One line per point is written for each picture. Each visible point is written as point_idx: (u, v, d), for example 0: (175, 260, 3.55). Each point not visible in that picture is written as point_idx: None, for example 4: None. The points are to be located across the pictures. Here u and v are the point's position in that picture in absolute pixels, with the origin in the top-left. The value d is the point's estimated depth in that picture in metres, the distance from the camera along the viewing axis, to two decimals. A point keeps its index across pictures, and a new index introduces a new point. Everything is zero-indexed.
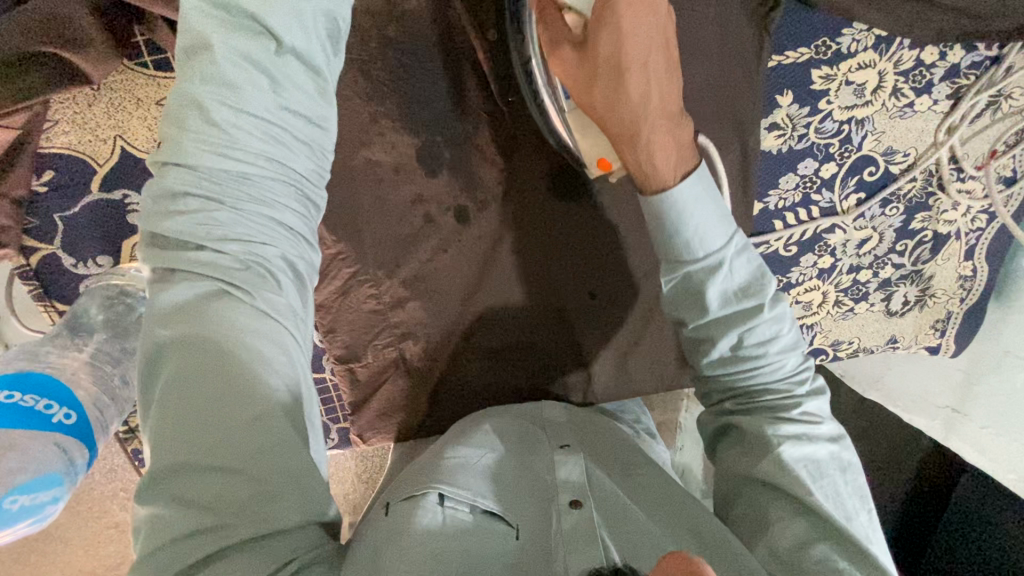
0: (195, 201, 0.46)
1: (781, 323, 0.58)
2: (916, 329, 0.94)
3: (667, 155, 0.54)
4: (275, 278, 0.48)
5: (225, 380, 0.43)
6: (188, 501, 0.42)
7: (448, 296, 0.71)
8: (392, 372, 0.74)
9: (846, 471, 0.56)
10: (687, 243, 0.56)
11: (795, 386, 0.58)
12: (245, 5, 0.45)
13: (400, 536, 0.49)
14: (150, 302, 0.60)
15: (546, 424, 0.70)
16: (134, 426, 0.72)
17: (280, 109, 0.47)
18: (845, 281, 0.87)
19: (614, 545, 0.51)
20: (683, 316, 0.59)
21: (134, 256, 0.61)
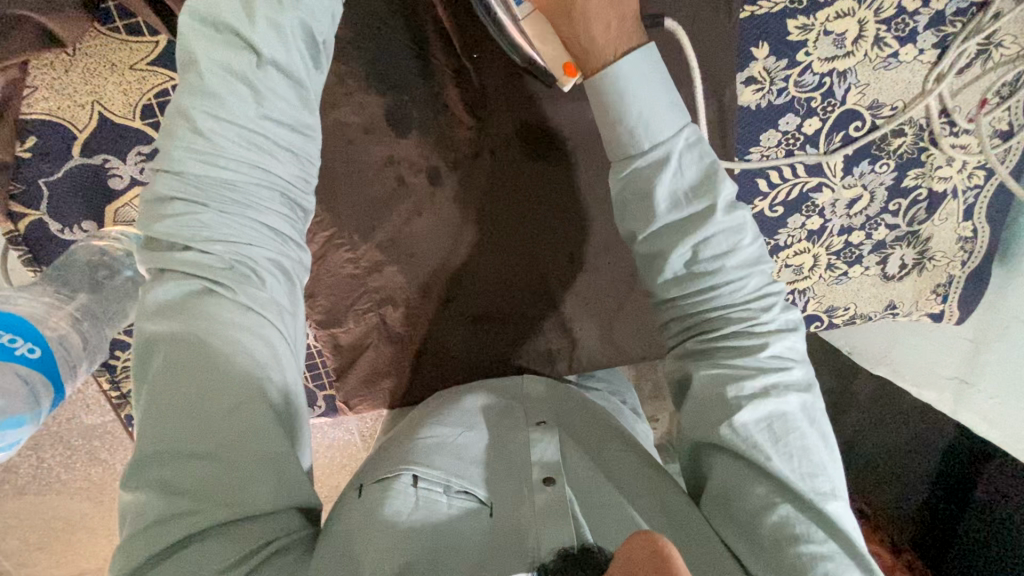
0: (184, 206, 0.48)
1: (740, 234, 0.54)
2: (915, 294, 0.92)
3: (605, 27, 0.53)
4: (258, 276, 0.49)
5: (207, 372, 0.44)
6: (170, 488, 0.43)
7: (426, 259, 0.72)
8: (374, 337, 0.75)
9: (811, 416, 0.52)
10: (631, 132, 0.54)
11: (756, 305, 0.54)
12: (229, 20, 0.47)
13: (369, 519, 0.49)
14: (131, 266, 0.63)
15: (523, 397, 0.67)
16: (126, 393, 0.74)
17: (262, 117, 0.49)
18: (837, 243, 0.85)
19: (589, 527, 0.51)
20: (632, 224, 0.55)
21: (117, 221, 0.63)
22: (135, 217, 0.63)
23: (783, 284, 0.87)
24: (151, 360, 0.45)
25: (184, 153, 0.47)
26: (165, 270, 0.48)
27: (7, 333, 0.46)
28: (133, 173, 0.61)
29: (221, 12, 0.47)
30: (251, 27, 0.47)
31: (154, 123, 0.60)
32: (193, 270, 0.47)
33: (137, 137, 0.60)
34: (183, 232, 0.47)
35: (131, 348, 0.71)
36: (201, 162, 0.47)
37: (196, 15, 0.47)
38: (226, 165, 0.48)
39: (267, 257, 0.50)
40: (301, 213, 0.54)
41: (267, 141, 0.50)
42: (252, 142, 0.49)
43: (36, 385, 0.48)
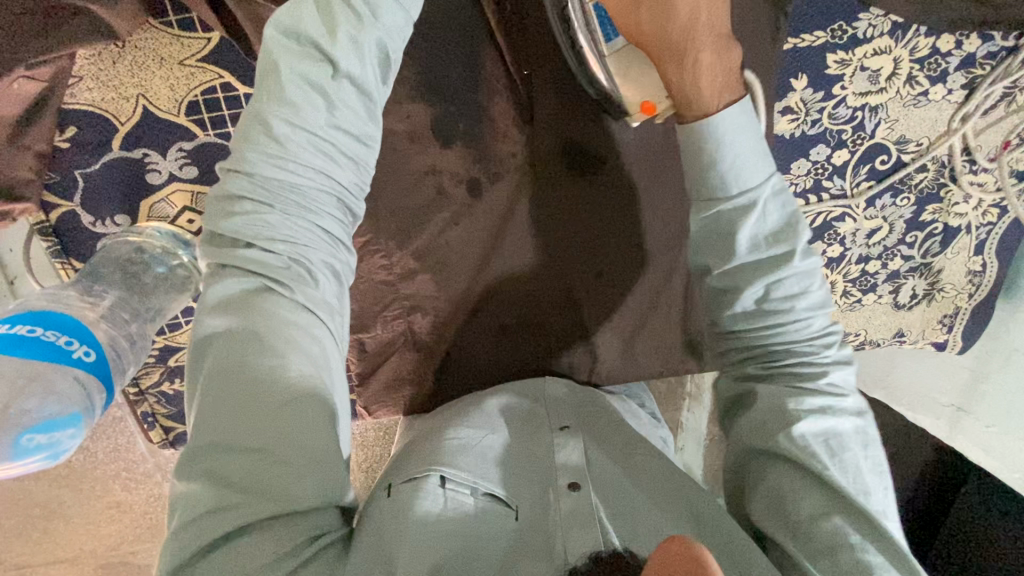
0: (250, 206, 0.48)
1: (813, 277, 0.55)
2: (923, 323, 0.94)
3: (713, 77, 0.53)
4: (313, 278, 0.50)
5: (268, 368, 0.45)
6: (223, 479, 0.43)
7: (458, 269, 0.72)
8: (399, 344, 0.75)
9: (865, 445, 0.52)
10: (723, 178, 0.53)
11: (822, 351, 0.55)
12: (313, 35, 0.49)
13: (404, 520, 0.48)
14: (165, 262, 0.62)
15: (547, 400, 0.68)
16: (144, 389, 0.73)
17: (331, 125, 0.50)
18: (853, 271, 0.87)
19: (614, 529, 0.50)
20: (710, 260, 0.55)
21: (151, 217, 0.62)
22: (170, 214, 0.62)
23: None
24: (211, 352, 0.46)
25: (256, 153, 0.48)
26: (226, 266, 0.48)
27: (64, 335, 0.47)
28: (172, 169, 0.60)
29: (306, 27, 0.49)
30: (333, 41, 0.49)
31: (199, 120, 0.59)
32: (253, 268, 0.47)
33: (180, 133, 0.59)
34: (246, 230, 0.48)
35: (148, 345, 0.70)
36: (270, 161, 0.48)
37: (281, 28, 0.49)
38: (293, 168, 0.48)
39: (322, 259, 0.50)
40: (351, 219, 0.54)
41: (331, 148, 0.50)
42: (319, 147, 0.49)
43: (91, 386, 0.48)
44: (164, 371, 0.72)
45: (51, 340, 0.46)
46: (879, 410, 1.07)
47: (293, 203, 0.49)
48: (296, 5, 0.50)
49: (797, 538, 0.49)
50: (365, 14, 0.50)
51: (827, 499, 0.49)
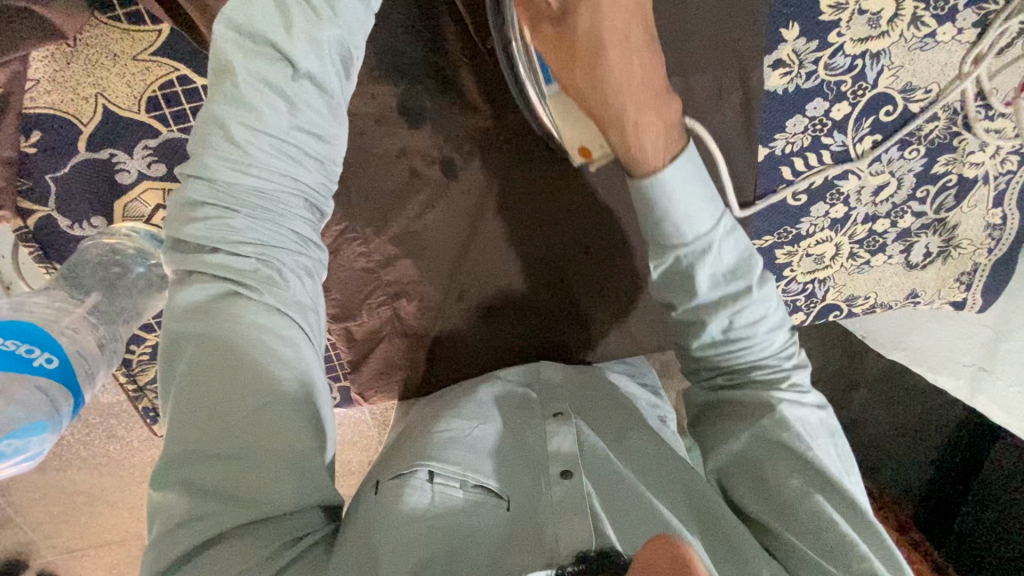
0: (215, 211, 0.48)
1: (769, 303, 0.56)
2: (939, 282, 0.90)
3: (656, 137, 0.53)
4: (283, 279, 0.49)
5: (240, 373, 0.44)
6: (196, 489, 0.43)
7: (440, 252, 0.70)
8: (386, 331, 0.75)
9: (836, 435, 0.55)
10: (677, 226, 0.54)
11: (785, 362, 0.57)
12: (268, 33, 0.47)
13: (389, 518, 0.47)
14: (144, 262, 0.63)
15: (544, 386, 0.67)
16: (142, 385, 0.74)
17: (294, 127, 0.49)
18: (860, 231, 0.82)
19: (611, 527, 0.47)
20: (674, 301, 0.57)
21: (126, 217, 0.62)
22: (144, 213, 0.62)
23: (803, 274, 0.84)
24: (182, 357, 0.45)
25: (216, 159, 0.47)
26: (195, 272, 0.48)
27: (25, 343, 0.47)
28: (141, 168, 0.60)
29: (258, 23, 0.47)
30: (290, 39, 0.47)
31: (160, 116, 0.58)
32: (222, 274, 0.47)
33: (143, 130, 0.58)
34: (212, 236, 0.47)
35: (142, 343, 0.71)
36: (230, 166, 0.47)
37: (231, 23, 0.47)
38: (256, 172, 0.48)
39: (292, 260, 0.50)
40: (318, 216, 0.54)
41: (295, 149, 0.50)
42: (282, 149, 0.49)
43: (54, 391, 0.49)
44: (159, 366, 0.73)
45: (11, 349, 0.46)
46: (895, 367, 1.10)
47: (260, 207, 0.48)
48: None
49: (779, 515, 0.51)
50: (324, 9, 0.49)
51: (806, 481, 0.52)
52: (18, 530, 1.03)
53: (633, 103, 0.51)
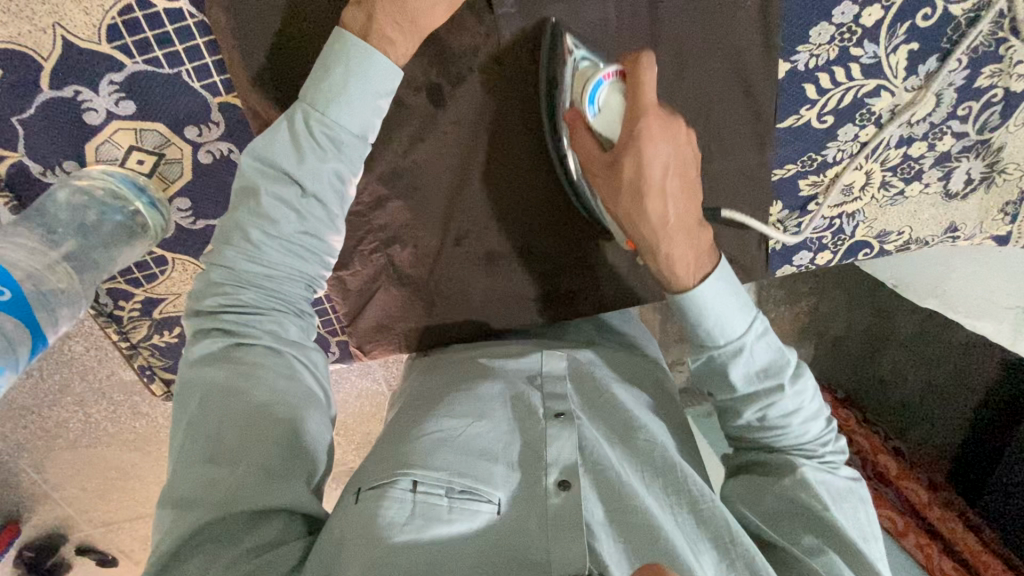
0: (226, 287, 0.51)
1: (805, 396, 0.56)
2: (981, 213, 0.82)
3: (687, 258, 0.55)
4: (284, 327, 0.52)
5: (232, 405, 0.48)
6: (185, 500, 0.46)
7: (433, 192, 0.66)
8: (382, 280, 0.71)
9: (864, 501, 0.56)
10: (709, 334, 0.55)
11: (821, 449, 0.57)
12: (284, 165, 0.50)
13: (370, 532, 0.45)
14: (119, 210, 0.60)
15: (541, 381, 0.61)
16: (136, 342, 0.72)
17: (299, 232, 0.52)
18: (894, 157, 0.75)
19: (608, 545, 0.49)
20: (710, 388, 0.58)
21: (99, 160, 0.59)
22: (118, 155, 0.59)
23: (830, 208, 0.78)
24: (188, 400, 0.49)
25: (231, 251, 0.51)
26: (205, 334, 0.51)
27: None
28: (108, 105, 0.56)
29: (277, 155, 0.51)
30: (303, 167, 0.51)
31: (123, 47, 0.54)
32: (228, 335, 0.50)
33: (106, 64, 0.54)
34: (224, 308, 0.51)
35: (130, 299, 0.69)
36: (243, 255, 0.51)
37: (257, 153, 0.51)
38: (264, 261, 0.51)
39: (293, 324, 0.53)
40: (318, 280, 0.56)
41: (299, 246, 0.52)
42: (290, 248, 0.52)
43: (12, 325, 0.51)
44: (151, 323, 0.71)
45: None
46: (928, 323, 1.06)
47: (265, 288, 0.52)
48: (269, 136, 0.51)
49: (774, 528, 0.54)
50: (331, 146, 0.51)
51: (820, 540, 0.51)
52: (56, 507, 1.08)
53: (665, 241, 0.54)
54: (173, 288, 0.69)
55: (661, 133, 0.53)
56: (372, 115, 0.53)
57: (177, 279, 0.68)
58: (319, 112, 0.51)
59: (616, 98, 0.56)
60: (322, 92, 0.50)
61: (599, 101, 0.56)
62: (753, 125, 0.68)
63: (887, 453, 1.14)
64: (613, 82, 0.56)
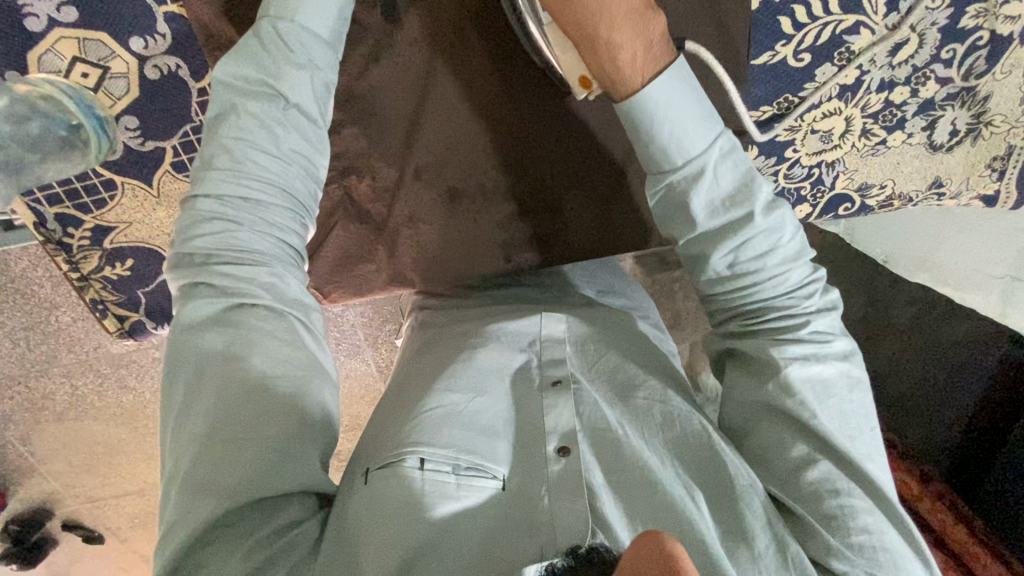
0: (218, 225, 0.46)
1: (780, 232, 0.52)
2: (967, 169, 0.79)
3: (633, 55, 0.51)
4: (284, 281, 0.47)
5: (232, 375, 0.42)
6: (194, 485, 0.40)
7: (390, 119, 0.64)
8: (340, 215, 0.69)
9: (854, 387, 0.51)
10: (664, 152, 0.52)
11: (802, 300, 0.52)
12: (258, 75, 0.48)
13: (387, 515, 0.43)
14: (62, 123, 0.58)
15: (543, 347, 0.58)
16: (87, 274, 0.70)
17: (287, 150, 0.48)
18: (874, 102, 0.72)
19: (612, 504, 0.47)
20: (675, 229, 0.54)
21: (41, 70, 0.57)
22: (60, 67, 0.57)
23: (808, 156, 0.75)
24: (183, 367, 0.43)
25: (218, 175, 0.46)
26: (199, 288, 0.45)
27: None
28: (48, 11, 0.55)
29: (249, 66, 0.48)
30: (282, 75, 0.48)
31: None
32: (224, 284, 0.44)
33: None
34: (218, 249, 0.45)
35: (79, 227, 0.67)
36: (233, 180, 0.46)
37: (229, 72, 0.48)
38: (254, 187, 0.47)
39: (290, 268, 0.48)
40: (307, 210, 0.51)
41: (290, 167, 0.48)
42: (281, 166, 0.48)
43: None
44: (102, 254, 0.69)
45: None
46: (928, 312, 0.98)
47: (259, 221, 0.46)
48: (237, 51, 0.48)
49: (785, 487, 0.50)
50: (300, 51, 0.49)
51: (812, 448, 0.49)
52: (39, 482, 1.05)
53: (608, 23, 0.49)
54: (123, 216, 0.67)
55: None
56: (337, 23, 0.52)
57: (127, 206, 0.67)
58: (289, 19, 0.49)
59: None
60: None
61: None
62: (724, 54, 0.65)
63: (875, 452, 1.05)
64: None
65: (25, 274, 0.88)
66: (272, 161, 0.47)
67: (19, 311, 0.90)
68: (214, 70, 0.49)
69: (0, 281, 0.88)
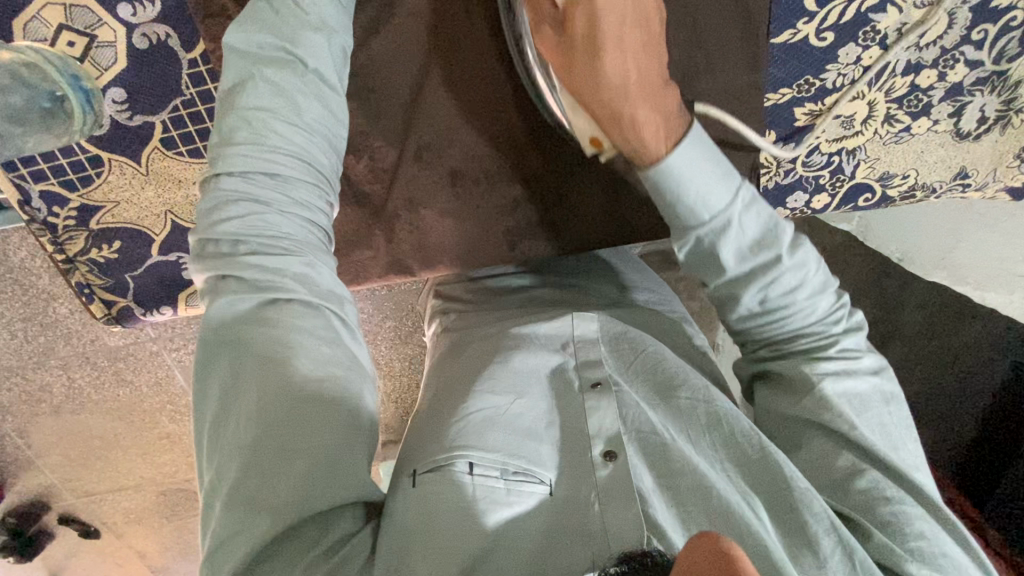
0: (243, 207, 0.42)
1: (806, 269, 0.50)
2: (994, 159, 0.75)
3: (656, 128, 0.49)
4: (315, 270, 0.43)
5: (270, 379, 0.37)
6: (242, 502, 0.36)
7: (391, 95, 0.61)
8: (337, 198, 0.66)
9: (890, 401, 0.48)
10: (689, 207, 0.48)
11: (831, 327, 0.50)
12: (273, 40, 0.46)
13: (439, 529, 0.39)
14: (44, 92, 0.55)
15: (580, 347, 0.54)
16: (73, 257, 0.67)
17: (309, 121, 0.45)
18: (899, 86, 0.69)
19: (665, 511, 0.42)
20: (702, 276, 0.52)
21: (26, 38, 0.55)
22: (46, 35, 0.55)
23: (827, 142, 0.72)
24: (217, 369, 0.39)
25: (239, 152, 0.42)
26: (228, 280, 0.41)
27: None
28: None
29: (264, 32, 0.46)
30: (298, 39, 0.46)
31: None
32: (261, 274, 0.40)
33: None
34: (248, 233, 0.41)
35: (65, 206, 0.64)
36: (254, 157, 0.42)
37: (242, 39, 0.45)
38: (276, 161, 0.43)
39: (318, 254, 0.44)
40: (328, 185, 0.48)
41: (313, 140, 0.46)
42: (303, 139, 0.45)
43: None
44: (89, 235, 0.66)
45: None
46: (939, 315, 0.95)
47: (285, 199, 0.43)
48: (250, 21, 0.46)
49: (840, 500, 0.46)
50: (312, 14, 0.48)
51: (859, 456, 0.46)
52: (36, 475, 1.03)
53: (630, 103, 0.47)
54: (110, 194, 0.64)
55: None
56: None
57: (115, 185, 0.64)
58: None
59: None
60: None
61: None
62: (742, 34, 0.63)
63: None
64: None
65: (24, 264, 0.84)
66: (291, 134, 0.44)
67: (15, 303, 0.87)
68: (228, 39, 0.46)
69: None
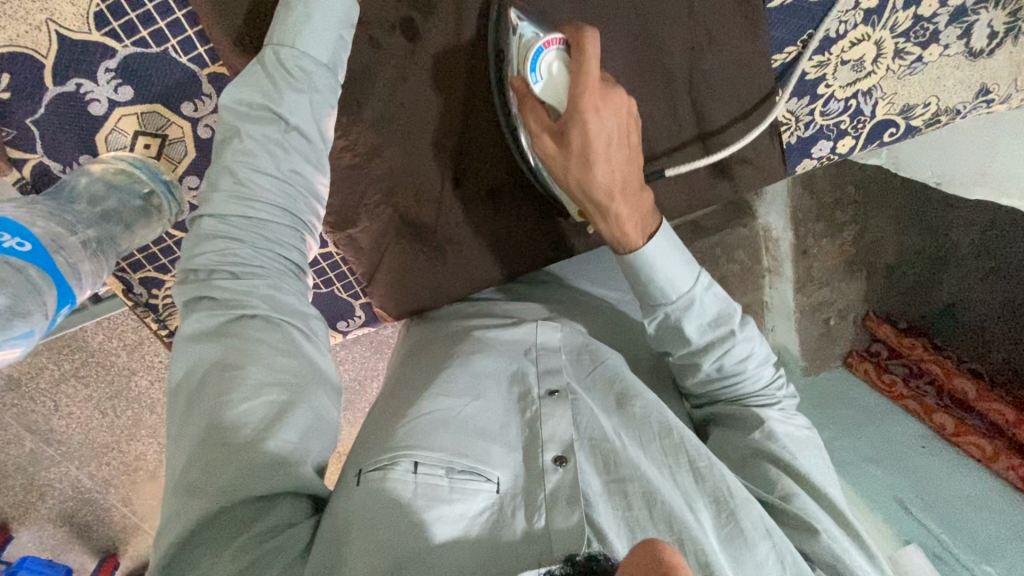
0: (222, 244, 0.48)
1: (752, 341, 0.62)
2: (1013, 68, 0.76)
3: (634, 216, 0.58)
4: (280, 292, 0.49)
5: (225, 384, 0.44)
6: (189, 487, 0.41)
7: (424, 132, 0.66)
8: (393, 233, 0.71)
9: (818, 446, 0.61)
10: (660, 290, 0.59)
11: (774, 392, 0.63)
12: (263, 101, 0.51)
13: (383, 517, 0.42)
14: (136, 193, 0.63)
15: (538, 352, 0.61)
16: (173, 330, 0.76)
17: (287, 168, 0.51)
18: (903, 20, 0.70)
19: (608, 513, 0.46)
20: (668, 346, 0.62)
21: (110, 148, 0.62)
22: (126, 143, 0.62)
23: (842, 88, 0.74)
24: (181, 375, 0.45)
25: (223, 197, 0.49)
26: (202, 301, 0.47)
27: (16, 238, 0.52)
28: (109, 94, 0.60)
29: (254, 94, 0.51)
30: (281, 100, 0.51)
31: (112, 33, 0.57)
32: (228, 299, 0.47)
33: (100, 53, 0.58)
34: (222, 264, 0.48)
35: (165, 287, 0.72)
36: (237, 202, 0.49)
37: (236, 101, 0.51)
38: (256, 205, 0.49)
39: (288, 283, 0.50)
40: (305, 228, 0.54)
41: (291, 189, 0.52)
42: (281, 188, 0.51)
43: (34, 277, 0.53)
44: None
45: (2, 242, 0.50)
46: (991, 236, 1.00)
47: (259, 237, 0.49)
48: (243, 83, 0.51)
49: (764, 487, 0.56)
50: (301, 77, 0.52)
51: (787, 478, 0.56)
52: (145, 537, 1.13)
53: (616, 201, 0.57)
54: None
55: (601, 99, 0.54)
56: (338, 47, 0.55)
57: None
58: (289, 46, 0.52)
59: (561, 76, 0.55)
60: (288, 25, 0.52)
61: (542, 67, 0.55)
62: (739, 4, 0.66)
63: (962, 376, 1.01)
64: (555, 50, 0.55)
65: (103, 347, 0.94)
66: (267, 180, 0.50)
67: (101, 383, 0.96)
68: (223, 98, 0.51)
69: (82, 355, 0.95)
